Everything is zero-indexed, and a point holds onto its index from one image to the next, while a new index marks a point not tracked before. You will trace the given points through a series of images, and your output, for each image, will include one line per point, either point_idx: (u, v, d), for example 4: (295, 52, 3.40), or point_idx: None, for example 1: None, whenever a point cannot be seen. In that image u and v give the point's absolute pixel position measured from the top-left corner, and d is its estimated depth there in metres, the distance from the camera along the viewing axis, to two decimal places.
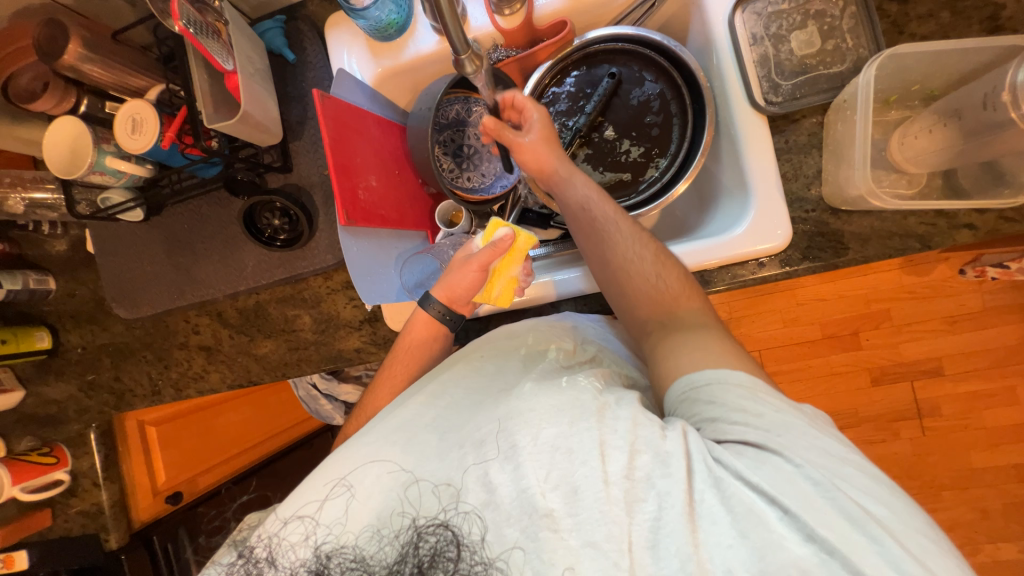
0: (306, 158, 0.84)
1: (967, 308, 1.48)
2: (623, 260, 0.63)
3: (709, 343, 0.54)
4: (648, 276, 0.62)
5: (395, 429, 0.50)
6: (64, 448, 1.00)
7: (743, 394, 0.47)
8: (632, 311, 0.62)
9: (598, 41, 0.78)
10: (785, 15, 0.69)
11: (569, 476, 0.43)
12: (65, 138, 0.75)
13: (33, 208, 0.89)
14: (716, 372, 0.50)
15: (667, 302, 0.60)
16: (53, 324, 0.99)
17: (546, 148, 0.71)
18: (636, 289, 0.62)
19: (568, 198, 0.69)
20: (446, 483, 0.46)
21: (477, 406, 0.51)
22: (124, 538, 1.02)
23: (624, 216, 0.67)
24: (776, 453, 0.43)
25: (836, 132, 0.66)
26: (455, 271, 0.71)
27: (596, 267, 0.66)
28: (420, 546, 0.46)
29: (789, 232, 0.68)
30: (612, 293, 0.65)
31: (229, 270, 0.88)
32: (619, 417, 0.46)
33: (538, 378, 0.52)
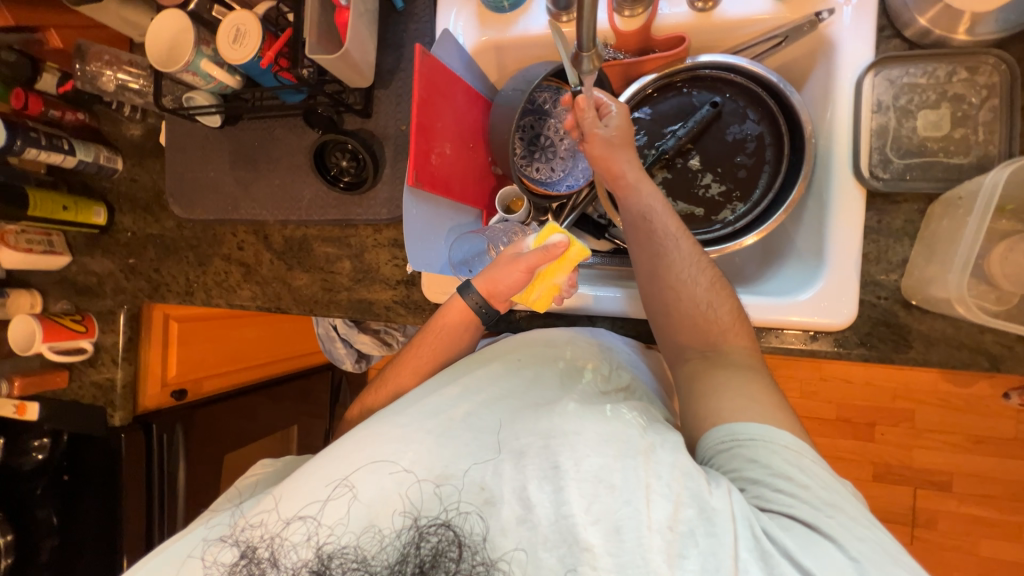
0: (387, 108, 0.83)
1: (997, 432, 1.41)
2: (676, 280, 0.63)
3: (754, 390, 0.55)
4: (699, 301, 0.62)
5: (399, 431, 0.54)
6: (94, 320, 1.05)
7: (789, 458, 0.49)
8: (673, 334, 0.63)
9: (709, 67, 0.75)
10: (919, 90, 0.64)
11: (612, 512, 0.47)
12: (164, 31, 0.76)
13: (122, 90, 0.92)
14: (762, 425, 0.51)
15: (712, 332, 0.60)
16: (111, 203, 1.02)
17: (619, 147, 0.69)
18: (683, 311, 0.62)
19: (630, 205, 0.68)
20: (450, 484, 0.51)
21: (513, 411, 0.57)
22: (127, 419, 1.06)
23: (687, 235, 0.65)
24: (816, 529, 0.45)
25: (938, 229, 0.62)
26: (502, 267, 0.70)
27: (643, 279, 0.65)
28: (422, 546, 0.49)
29: (852, 313, 0.65)
30: (655, 309, 0.64)
31: (287, 198, 0.89)
32: (662, 461, 0.49)
33: (582, 401, 0.58)
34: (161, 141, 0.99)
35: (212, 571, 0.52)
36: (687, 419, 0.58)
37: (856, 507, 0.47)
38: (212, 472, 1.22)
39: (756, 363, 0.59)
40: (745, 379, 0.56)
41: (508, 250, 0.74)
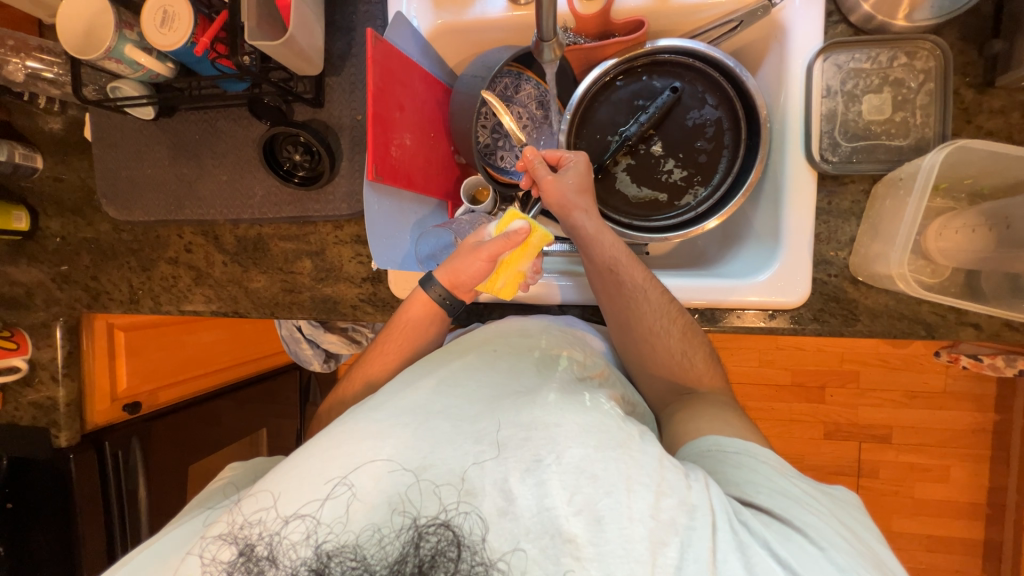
0: (340, 97, 0.79)
1: (929, 387, 1.55)
2: (654, 332, 0.68)
3: (731, 417, 0.62)
4: (674, 352, 0.68)
5: (375, 427, 0.53)
6: (27, 336, 0.96)
7: (768, 464, 0.55)
8: (650, 374, 0.70)
9: (669, 51, 0.75)
10: (863, 75, 0.66)
11: (595, 503, 0.48)
12: (80, 14, 0.69)
13: (34, 79, 0.82)
14: (741, 440, 0.58)
15: (690, 378, 0.69)
16: (34, 206, 0.93)
17: (576, 196, 0.70)
18: (659, 355, 0.69)
19: (599, 257, 0.68)
20: (448, 484, 0.50)
21: (491, 401, 0.57)
22: (74, 439, 0.98)
23: (653, 287, 0.68)
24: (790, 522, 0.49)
25: (885, 208, 0.65)
26: (465, 258, 0.69)
27: (618, 330, 0.70)
28: (421, 546, 0.49)
29: (805, 292, 0.68)
30: (635, 355, 0.70)
31: (236, 195, 0.84)
32: (646, 452, 0.51)
33: (562, 390, 0.58)
34: (87, 136, 0.90)
35: (212, 570, 0.51)
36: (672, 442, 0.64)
37: (827, 505, 0.52)
38: (175, 487, 1.16)
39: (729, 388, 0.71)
40: (719, 404, 0.65)
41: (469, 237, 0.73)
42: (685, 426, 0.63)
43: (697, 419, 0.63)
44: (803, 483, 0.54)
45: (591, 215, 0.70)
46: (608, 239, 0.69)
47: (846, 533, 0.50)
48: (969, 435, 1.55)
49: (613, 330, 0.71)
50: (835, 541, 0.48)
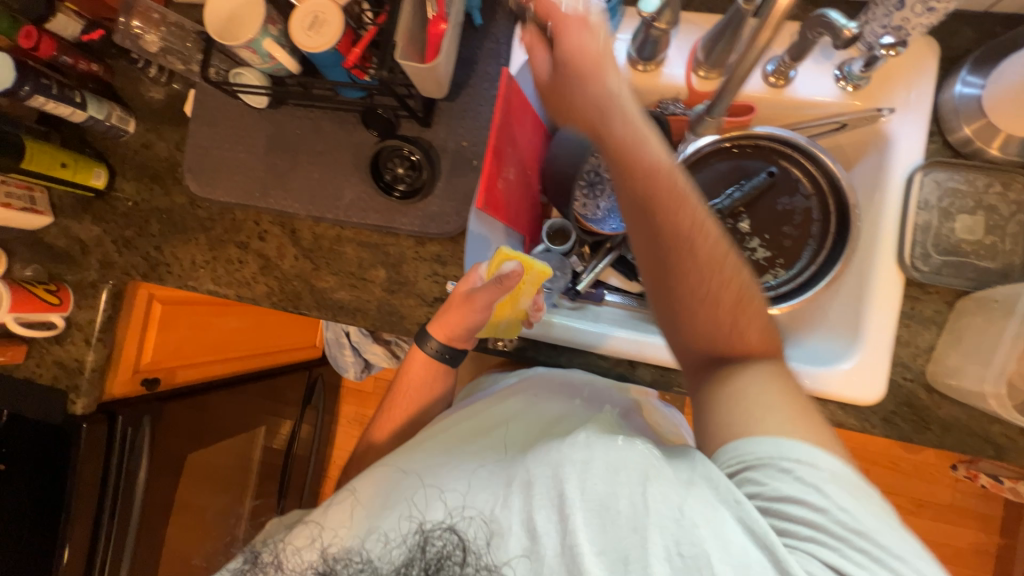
0: (449, 122, 0.82)
1: (935, 498, 1.54)
2: (698, 289, 0.57)
3: (773, 400, 0.54)
4: (722, 317, 0.58)
5: (398, 459, 0.67)
6: (70, 293, 0.93)
7: (815, 476, 0.49)
8: (689, 337, 0.60)
9: (769, 139, 0.79)
10: (960, 196, 0.70)
11: (616, 542, 0.50)
12: (227, 2, 0.72)
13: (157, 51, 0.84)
14: (773, 441, 0.51)
15: (740, 354, 0.58)
16: (113, 167, 0.93)
17: (594, 94, 0.56)
18: (704, 315, 0.58)
19: (641, 192, 0.56)
20: (450, 497, 0.60)
21: (524, 446, 0.62)
22: (90, 408, 0.94)
23: (698, 232, 0.57)
24: (832, 553, 0.46)
25: (970, 325, 0.67)
26: (459, 307, 0.73)
27: (651, 278, 0.60)
28: (427, 551, 0.58)
29: (879, 396, 0.69)
30: (675, 313, 0.60)
31: (325, 194, 0.85)
32: (664, 480, 0.52)
33: (593, 430, 0.58)
34: (187, 110, 0.91)
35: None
36: (716, 425, 0.57)
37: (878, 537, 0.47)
38: (171, 475, 1.09)
39: (793, 369, 0.59)
40: (767, 381, 0.55)
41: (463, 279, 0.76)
42: (723, 410, 0.56)
43: (748, 405, 0.55)
44: (855, 501, 0.48)
45: (626, 124, 0.56)
46: (644, 161, 0.55)
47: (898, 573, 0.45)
48: (972, 554, 1.52)
49: (644, 279, 0.61)
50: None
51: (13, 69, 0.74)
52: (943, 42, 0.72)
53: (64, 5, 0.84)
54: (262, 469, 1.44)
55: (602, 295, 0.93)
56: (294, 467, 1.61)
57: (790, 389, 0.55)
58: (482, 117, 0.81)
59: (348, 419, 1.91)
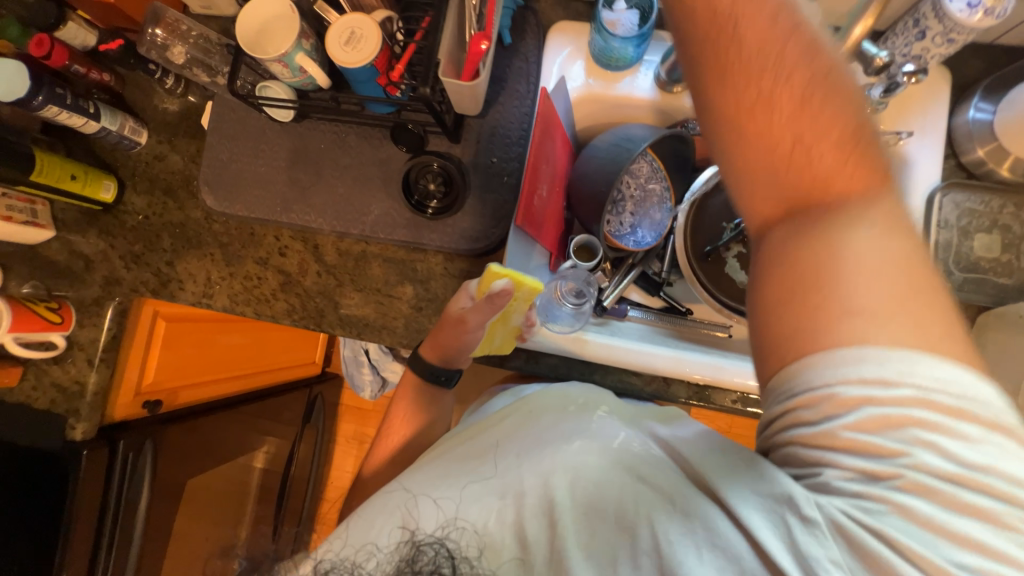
0: (479, 138, 0.82)
1: None
2: (782, 113, 0.44)
3: (857, 268, 0.42)
4: (801, 138, 0.44)
5: (401, 477, 0.61)
6: (72, 311, 0.88)
7: (877, 421, 0.40)
8: (763, 178, 0.46)
9: None
10: (977, 215, 0.73)
11: (607, 542, 0.49)
12: (260, 14, 0.71)
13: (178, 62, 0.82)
14: (840, 352, 0.41)
15: (824, 188, 0.44)
16: (122, 180, 0.89)
17: None
18: (787, 150, 0.44)
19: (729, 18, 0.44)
20: (448, 501, 0.54)
21: (520, 448, 0.59)
22: (90, 433, 0.89)
23: (770, 33, 0.44)
24: (893, 509, 0.40)
25: (992, 338, 0.72)
26: (452, 328, 0.72)
27: (709, 102, 0.46)
28: (421, 560, 0.49)
29: None
30: (741, 148, 0.46)
31: (351, 209, 0.83)
32: (654, 484, 0.50)
33: (591, 434, 0.57)
34: (203, 123, 0.89)
35: None
36: (788, 327, 0.43)
37: (964, 486, 0.38)
38: (170, 502, 1.03)
39: (895, 214, 0.44)
40: (859, 254, 0.42)
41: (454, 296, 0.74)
42: (798, 304, 0.43)
43: (835, 294, 0.42)
44: (938, 438, 0.39)
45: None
46: None
47: (983, 524, 0.38)
48: None
49: (701, 108, 0.48)
50: (947, 547, 0.38)
51: (27, 79, 0.71)
52: (954, 71, 0.77)
53: (75, 14, 0.81)
54: (261, 492, 1.37)
55: (625, 311, 0.91)
56: (293, 490, 1.55)
57: (896, 255, 0.42)
58: (512, 133, 0.81)
59: (346, 438, 1.84)
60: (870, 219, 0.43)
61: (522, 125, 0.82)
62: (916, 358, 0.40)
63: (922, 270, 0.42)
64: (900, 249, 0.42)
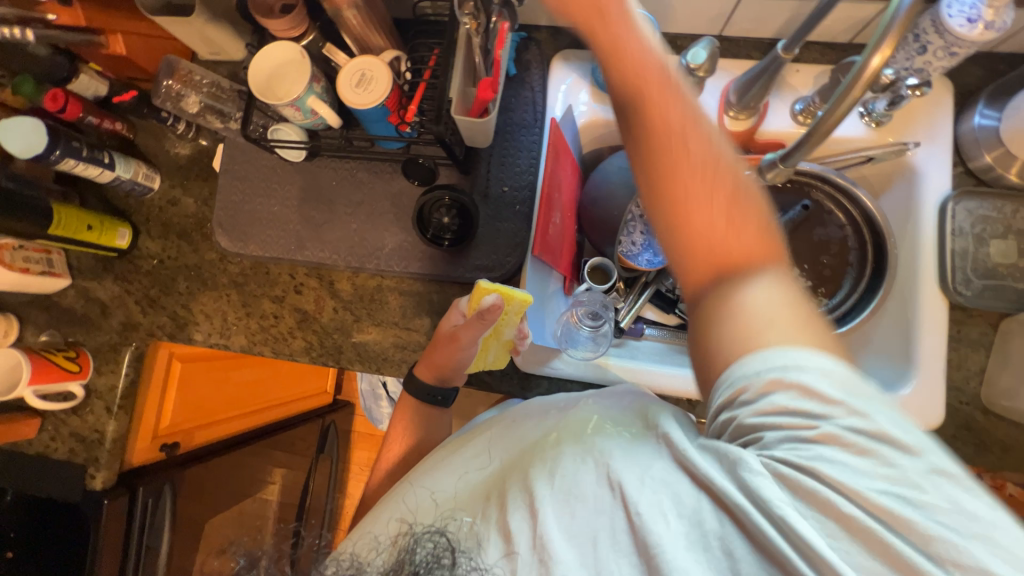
0: (488, 168, 0.83)
1: None
2: (691, 183, 0.47)
3: (757, 298, 0.44)
4: (718, 218, 0.47)
5: (402, 482, 0.62)
6: (90, 358, 0.88)
7: (787, 397, 0.41)
8: (688, 248, 0.48)
9: (800, 173, 0.81)
10: (991, 222, 0.73)
11: (591, 523, 0.47)
12: (273, 62, 0.72)
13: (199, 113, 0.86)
14: (764, 355, 0.42)
15: (738, 257, 0.46)
16: (137, 225, 0.90)
17: None
18: (696, 214, 0.47)
19: (619, 96, 0.51)
20: (442, 495, 0.57)
21: (502, 451, 0.59)
22: (110, 481, 0.88)
23: (692, 127, 0.49)
24: (826, 460, 0.39)
25: (1014, 346, 0.70)
26: (445, 347, 0.71)
27: (646, 185, 0.49)
28: (417, 553, 0.50)
29: (938, 422, 0.70)
30: (667, 213, 0.48)
31: (364, 244, 0.84)
32: (639, 455, 0.49)
33: (563, 427, 0.57)
34: (215, 165, 0.90)
35: None
36: (721, 341, 0.45)
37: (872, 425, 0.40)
38: (188, 544, 1.01)
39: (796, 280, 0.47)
40: (762, 309, 0.44)
41: (446, 316, 0.73)
42: (726, 330, 0.45)
43: (751, 334, 0.44)
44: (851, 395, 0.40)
45: (631, 39, 0.51)
46: (655, 74, 0.50)
47: (900, 458, 0.39)
48: None
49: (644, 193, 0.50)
50: (867, 475, 0.39)
51: (44, 135, 0.73)
52: (954, 81, 0.78)
53: (87, 66, 0.82)
54: None
55: (641, 331, 0.93)
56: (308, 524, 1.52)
57: (796, 306, 0.45)
58: (522, 162, 0.82)
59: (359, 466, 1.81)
60: (765, 274, 0.46)
61: (531, 153, 0.83)
62: (809, 352, 0.42)
63: (815, 319, 0.45)
64: (794, 301, 0.45)
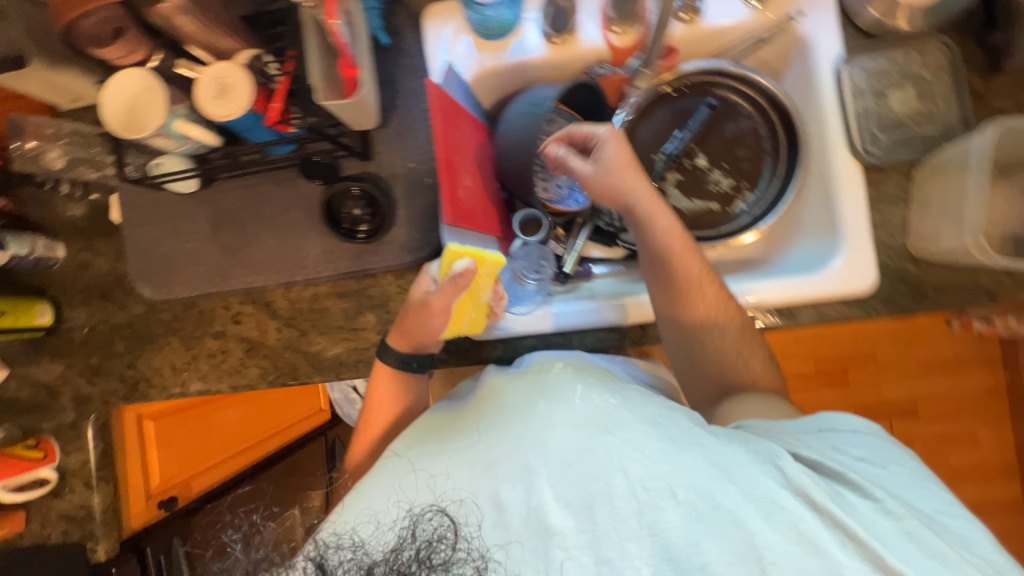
0: (388, 149, 0.80)
1: (943, 356, 1.57)
2: (706, 341, 0.71)
3: (758, 400, 0.66)
4: (726, 350, 0.71)
5: (392, 453, 0.59)
6: (53, 442, 0.87)
7: (787, 437, 0.57)
8: (704, 374, 0.72)
9: (698, 72, 0.79)
10: (886, 75, 0.73)
11: (582, 491, 0.48)
12: (126, 91, 0.67)
13: (72, 165, 0.82)
14: (816, 420, 0.60)
15: (735, 376, 0.71)
16: (56, 299, 0.87)
17: (625, 176, 0.72)
18: (705, 359, 0.71)
19: (653, 244, 0.71)
20: (438, 476, 0.53)
21: (485, 423, 0.56)
22: (113, 550, 0.89)
23: (710, 280, 0.71)
24: (833, 479, 0.51)
25: (934, 190, 0.70)
26: (418, 317, 0.69)
27: (667, 324, 0.73)
28: (420, 531, 0.50)
29: (873, 280, 0.71)
30: (688, 355, 0.73)
31: (286, 257, 0.82)
32: (625, 429, 0.50)
33: (548, 393, 0.55)
34: (114, 217, 0.86)
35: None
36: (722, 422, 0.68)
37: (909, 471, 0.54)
38: None
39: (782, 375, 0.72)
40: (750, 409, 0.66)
41: (415, 289, 0.73)
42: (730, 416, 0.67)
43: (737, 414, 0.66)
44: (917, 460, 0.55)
45: (644, 197, 0.72)
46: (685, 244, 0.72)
47: (916, 501, 0.50)
48: (988, 395, 1.57)
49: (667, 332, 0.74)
50: (871, 499, 0.49)
51: None
52: None
53: None
54: None
55: (589, 271, 0.93)
56: None
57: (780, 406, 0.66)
58: (420, 133, 0.80)
59: None
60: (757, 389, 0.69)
61: (428, 122, 0.80)
62: (838, 418, 0.59)
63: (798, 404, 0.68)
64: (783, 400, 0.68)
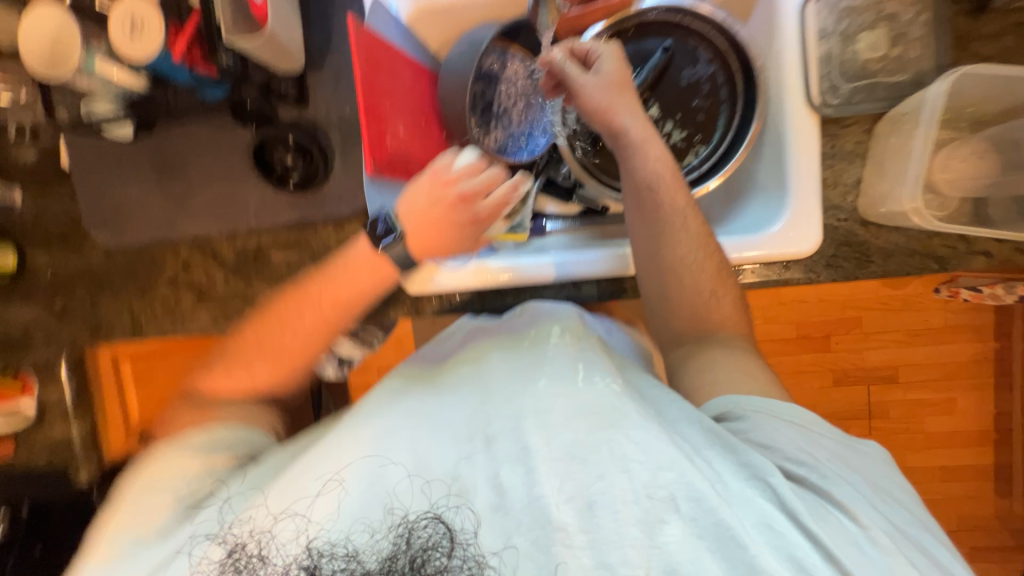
0: (324, 93, 0.77)
1: (931, 325, 1.52)
2: (689, 283, 0.66)
3: (728, 360, 0.62)
4: (701, 290, 0.66)
5: (376, 428, 0.53)
6: (31, 376, 0.94)
7: (776, 427, 0.54)
8: (677, 320, 0.67)
9: (654, 11, 0.73)
10: (857, 13, 0.67)
11: (585, 489, 0.48)
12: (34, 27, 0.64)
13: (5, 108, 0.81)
14: (772, 402, 0.56)
15: (711, 320, 0.66)
16: (19, 243, 0.90)
17: (616, 95, 0.68)
18: (687, 303, 0.66)
19: (635, 171, 0.67)
20: (438, 479, 0.50)
21: (482, 400, 0.55)
22: (94, 474, 0.98)
23: (694, 213, 0.67)
24: (824, 496, 0.49)
25: (888, 147, 0.66)
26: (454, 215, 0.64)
27: (643, 265, 0.68)
28: (412, 542, 0.48)
29: (816, 242, 0.67)
30: (663, 301, 0.67)
31: (229, 206, 0.82)
32: (640, 429, 0.49)
33: (553, 375, 0.56)
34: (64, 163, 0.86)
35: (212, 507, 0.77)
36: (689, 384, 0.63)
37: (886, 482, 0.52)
38: None
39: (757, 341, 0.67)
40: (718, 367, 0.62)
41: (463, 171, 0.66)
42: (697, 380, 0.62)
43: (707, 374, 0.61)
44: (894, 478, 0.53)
45: (636, 122, 0.68)
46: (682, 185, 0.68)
47: (901, 516, 0.49)
48: (973, 364, 1.54)
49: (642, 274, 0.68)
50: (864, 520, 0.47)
51: None
52: None
53: None
54: None
55: (542, 228, 0.91)
56: None
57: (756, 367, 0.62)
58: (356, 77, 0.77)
59: None
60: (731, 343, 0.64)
61: None
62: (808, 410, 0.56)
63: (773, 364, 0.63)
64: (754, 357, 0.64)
